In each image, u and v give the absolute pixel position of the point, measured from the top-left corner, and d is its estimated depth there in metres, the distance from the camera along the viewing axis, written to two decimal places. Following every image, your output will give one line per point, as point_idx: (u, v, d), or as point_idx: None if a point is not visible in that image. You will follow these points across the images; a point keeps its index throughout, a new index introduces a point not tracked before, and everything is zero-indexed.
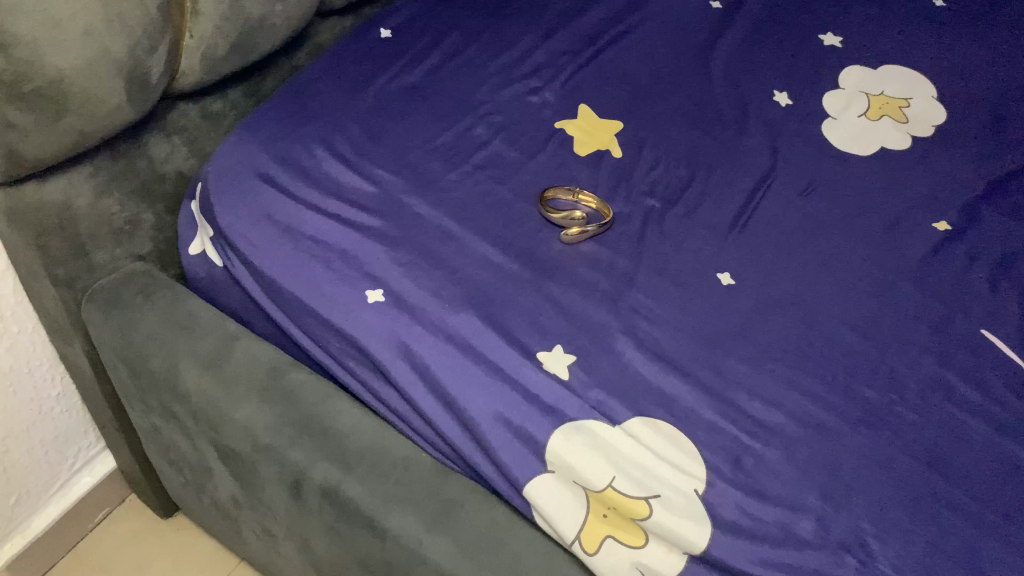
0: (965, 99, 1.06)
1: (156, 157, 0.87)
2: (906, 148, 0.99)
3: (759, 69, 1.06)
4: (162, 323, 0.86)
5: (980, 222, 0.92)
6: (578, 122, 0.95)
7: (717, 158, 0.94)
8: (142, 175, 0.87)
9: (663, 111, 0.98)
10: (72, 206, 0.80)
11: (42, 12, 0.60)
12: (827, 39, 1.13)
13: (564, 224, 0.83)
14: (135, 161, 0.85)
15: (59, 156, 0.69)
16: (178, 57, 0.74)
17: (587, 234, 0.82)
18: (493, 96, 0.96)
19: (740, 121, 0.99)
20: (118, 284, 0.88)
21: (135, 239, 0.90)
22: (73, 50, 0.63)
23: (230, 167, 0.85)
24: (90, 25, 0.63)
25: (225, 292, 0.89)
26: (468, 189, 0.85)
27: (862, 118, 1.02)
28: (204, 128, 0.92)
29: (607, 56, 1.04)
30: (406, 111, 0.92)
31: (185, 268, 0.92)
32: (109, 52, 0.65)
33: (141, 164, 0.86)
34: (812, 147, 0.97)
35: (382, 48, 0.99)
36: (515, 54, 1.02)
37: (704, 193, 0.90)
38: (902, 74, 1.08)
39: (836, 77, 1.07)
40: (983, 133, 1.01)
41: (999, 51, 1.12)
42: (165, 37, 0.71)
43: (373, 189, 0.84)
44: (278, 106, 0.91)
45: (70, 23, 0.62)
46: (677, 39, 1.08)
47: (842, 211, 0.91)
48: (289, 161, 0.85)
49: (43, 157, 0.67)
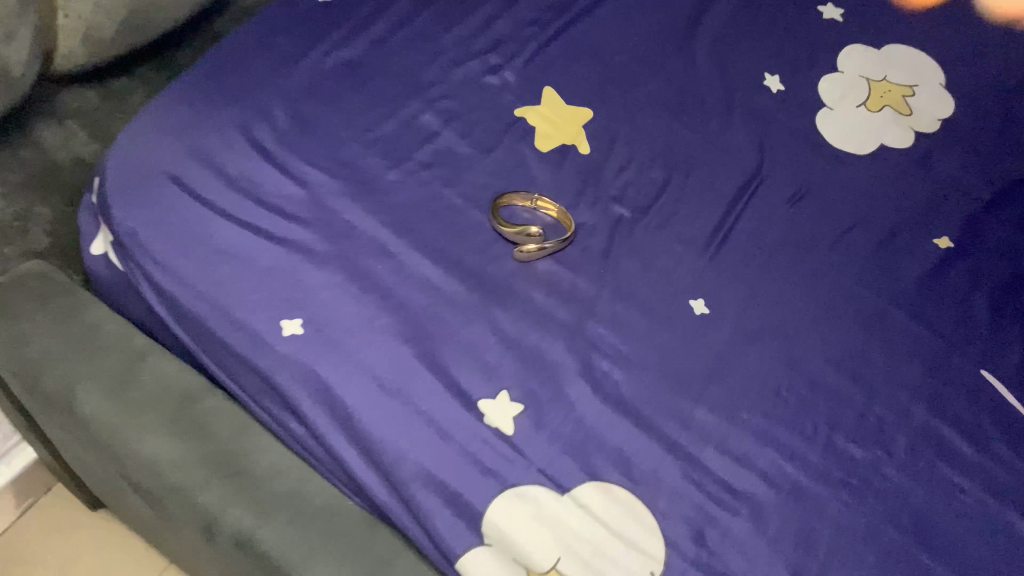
0: (974, 90, 0.95)
1: (45, 143, 0.83)
2: (909, 147, 0.88)
3: (749, 48, 0.95)
4: (58, 334, 0.75)
5: (985, 238, 0.82)
6: (542, 108, 0.84)
7: (697, 157, 0.83)
8: (33, 165, 0.81)
9: (639, 98, 0.87)
10: None
11: None
12: (827, 11, 1.01)
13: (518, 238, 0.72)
14: (18, 151, 0.81)
15: None
16: (50, 37, 0.74)
17: (544, 253, 0.71)
18: (446, 77, 0.84)
19: (726, 111, 0.88)
20: (10, 287, 0.76)
21: (31, 236, 0.79)
22: None
23: (133, 163, 0.73)
24: None
25: (132, 301, 0.78)
26: (410, 191, 0.74)
27: (860, 108, 0.91)
28: (103, 108, 0.88)
29: (578, 30, 0.92)
30: (342, 91, 0.80)
31: (91, 268, 0.80)
32: None
33: (26, 153, 0.81)
34: (803, 144, 0.87)
35: (320, 15, 0.86)
36: (474, 25, 0.89)
37: (681, 200, 0.79)
38: (906, 57, 0.97)
39: (835, 58, 0.96)
40: (991, 132, 0.91)
41: (1013, 33, 1.01)
42: (27, 21, 0.69)
43: (300, 190, 0.72)
44: (194, 84, 0.78)
45: None
46: (659, 9, 0.96)
47: (834, 221, 0.81)
48: (202, 154, 0.73)
49: None
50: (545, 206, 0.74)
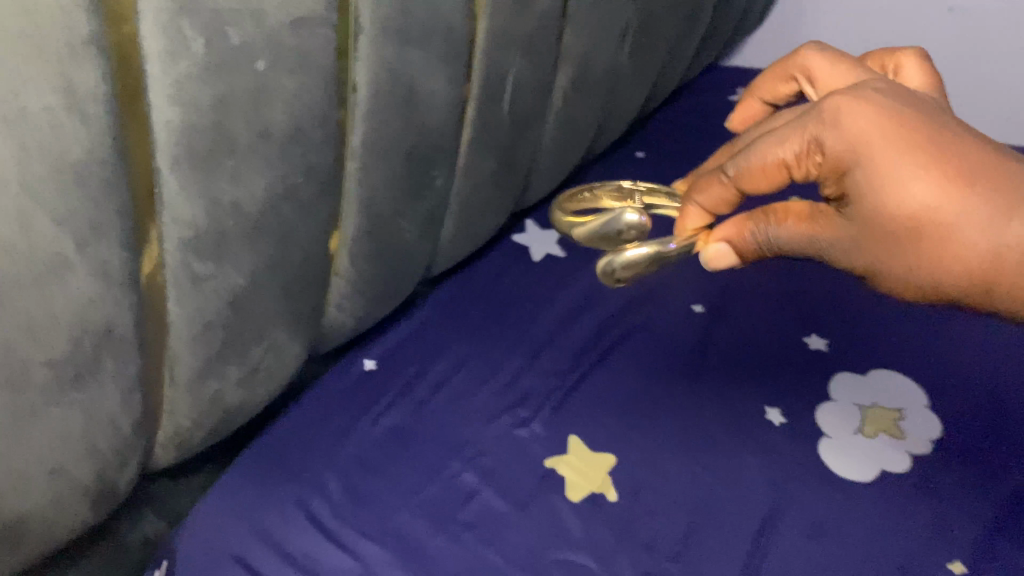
0: (962, 409, 1.03)
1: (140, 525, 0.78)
2: (907, 472, 0.95)
3: (753, 381, 1.02)
4: None
5: (997, 563, 0.88)
6: (571, 458, 0.89)
7: (717, 500, 0.88)
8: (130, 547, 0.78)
9: (660, 438, 0.93)
10: None
11: (39, 490, 0.56)
12: (813, 342, 1.09)
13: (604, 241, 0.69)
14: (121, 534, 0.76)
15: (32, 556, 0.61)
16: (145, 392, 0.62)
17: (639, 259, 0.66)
18: (482, 432, 0.90)
19: (736, 444, 0.94)
20: None
21: None
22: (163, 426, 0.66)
23: (204, 548, 0.76)
24: (142, 416, 0.62)
25: None
26: (457, 557, 0.78)
27: (860, 434, 0.98)
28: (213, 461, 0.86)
29: (599, 375, 0.99)
30: (388, 458, 0.85)
31: None
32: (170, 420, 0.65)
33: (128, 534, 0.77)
34: (814, 478, 0.93)
35: (368, 382, 0.93)
36: (504, 378, 0.96)
37: (707, 544, 0.84)
38: (891, 382, 1.05)
39: (826, 386, 1.04)
40: (979, 446, 0.99)
41: (987, 351, 1.12)
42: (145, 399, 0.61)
43: (354, 562, 0.77)
44: (257, 460, 0.83)
45: (124, 422, 0.59)
46: (668, 343, 1.05)
47: (851, 558, 0.86)
48: (261, 528, 0.78)
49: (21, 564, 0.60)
50: (657, 202, 0.75)
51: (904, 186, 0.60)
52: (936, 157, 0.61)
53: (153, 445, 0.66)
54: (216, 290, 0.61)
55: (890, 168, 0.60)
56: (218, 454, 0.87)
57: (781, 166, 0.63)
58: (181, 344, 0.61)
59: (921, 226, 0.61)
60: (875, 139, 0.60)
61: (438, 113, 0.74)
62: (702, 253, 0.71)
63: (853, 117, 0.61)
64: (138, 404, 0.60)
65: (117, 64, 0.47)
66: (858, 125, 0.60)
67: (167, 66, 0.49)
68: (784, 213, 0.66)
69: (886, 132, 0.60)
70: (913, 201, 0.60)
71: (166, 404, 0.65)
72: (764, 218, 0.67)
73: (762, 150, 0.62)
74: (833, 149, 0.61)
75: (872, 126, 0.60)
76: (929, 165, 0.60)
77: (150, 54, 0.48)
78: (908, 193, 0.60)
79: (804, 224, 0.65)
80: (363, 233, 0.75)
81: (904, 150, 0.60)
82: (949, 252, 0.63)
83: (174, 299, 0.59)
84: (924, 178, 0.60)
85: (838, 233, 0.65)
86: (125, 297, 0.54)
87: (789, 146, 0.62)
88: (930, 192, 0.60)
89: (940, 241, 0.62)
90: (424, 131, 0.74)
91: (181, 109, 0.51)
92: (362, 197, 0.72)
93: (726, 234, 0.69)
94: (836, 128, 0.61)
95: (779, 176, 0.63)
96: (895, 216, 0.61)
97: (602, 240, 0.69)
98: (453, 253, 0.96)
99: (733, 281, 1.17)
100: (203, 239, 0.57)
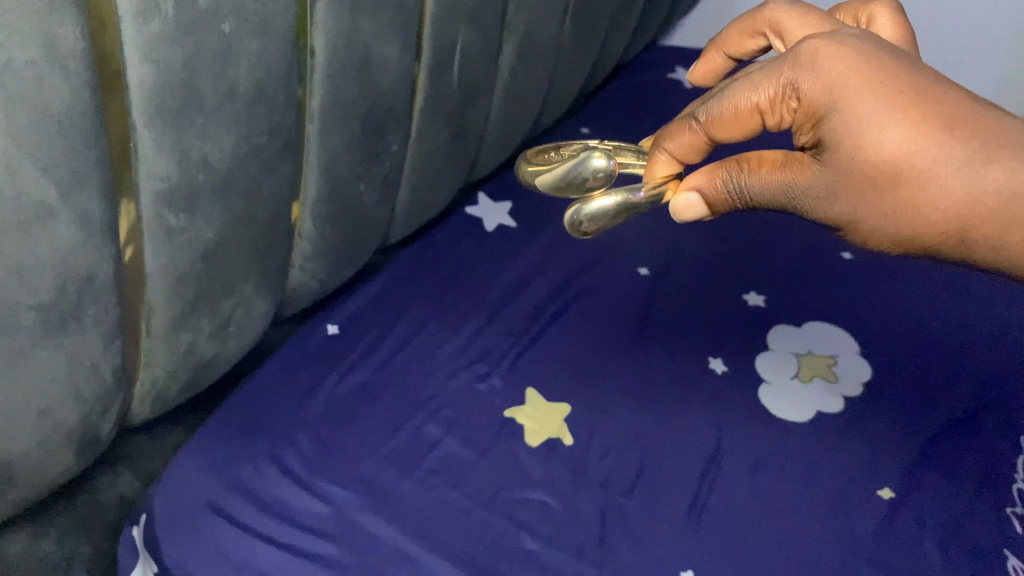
0: (889, 353, 1.11)
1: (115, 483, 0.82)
2: (840, 411, 1.02)
3: (697, 334, 1.09)
4: None
5: (922, 489, 0.96)
6: (528, 408, 0.95)
7: (667, 441, 0.95)
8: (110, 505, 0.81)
9: (611, 387, 0.99)
10: (26, 554, 0.73)
11: (29, 434, 0.59)
12: (752, 298, 1.16)
13: (579, 189, 0.73)
14: (97, 490, 0.80)
15: (21, 502, 0.64)
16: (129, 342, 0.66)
17: (610, 209, 0.70)
18: (444, 387, 0.95)
19: (682, 391, 1.01)
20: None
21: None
22: (141, 378, 0.70)
23: (179, 500, 0.80)
24: (122, 366, 0.65)
25: None
26: (423, 499, 0.84)
27: (796, 379, 1.05)
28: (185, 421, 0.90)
29: (553, 333, 1.04)
30: (354, 412, 0.90)
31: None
32: (147, 373, 0.69)
33: (104, 490, 0.81)
34: (754, 418, 1.00)
35: (331, 345, 0.97)
36: (463, 338, 1.01)
37: (658, 482, 0.90)
38: (825, 332, 1.13)
39: (765, 336, 1.11)
40: (905, 385, 1.07)
41: (912, 301, 1.20)
42: (124, 350, 0.65)
43: (325, 506, 0.82)
44: (228, 418, 0.87)
45: (105, 370, 0.63)
46: (617, 302, 1.11)
47: (789, 487, 0.93)
48: (234, 478, 0.82)
49: (10, 510, 0.64)
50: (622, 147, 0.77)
51: (882, 130, 0.57)
52: (917, 101, 0.57)
53: (131, 397, 0.70)
54: (188, 243, 0.65)
55: (866, 109, 0.57)
56: (186, 418, 0.90)
57: (746, 114, 0.59)
58: (156, 294, 0.65)
59: (900, 174, 0.58)
60: (850, 81, 0.57)
61: (392, 79, 0.78)
62: (672, 204, 0.68)
63: (827, 58, 0.58)
64: (118, 353, 0.64)
65: (95, 24, 0.51)
66: (832, 67, 0.57)
67: (140, 26, 0.52)
68: (757, 163, 0.63)
69: (862, 75, 0.57)
70: (889, 144, 0.57)
71: (143, 356, 0.68)
72: (735, 171, 0.64)
73: (728, 97, 0.60)
74: (807, 93, 0.58)
75: (847, 68, 0.57)
76: (910, 107, 0.57)
77: (123, 13, 0.51)
78: (886, 136, 0.57)
79: (775, 174, 0.63)
80: (323, 194, 0.79)
81: (883, 93, 0.57)
82: (935, 203, 0.59)
83: (150, 252, 0.62)
84: (903, 120, 0.57)
85: (813, 183, 0.61)
86: (106, 247, 0.58)
87: (762, 91, 0.59)
88: (910, 136, 0.57)
89: (922, 187, 0.58)
90: (379, 96, 0.78)
91: (154, 67, 0.55)
92: (322, 159, 0.76)
93: (697, 184, 0.66)
94: (810, 68, 0.58)
95: (749, 125, 0.60)
96: (873, 161, 0.58)
97: (571, 188, 0.73)
98: (409, 221, 1.01)
99: (677, 243, 1.23)
100: (175, 193, 0.61)
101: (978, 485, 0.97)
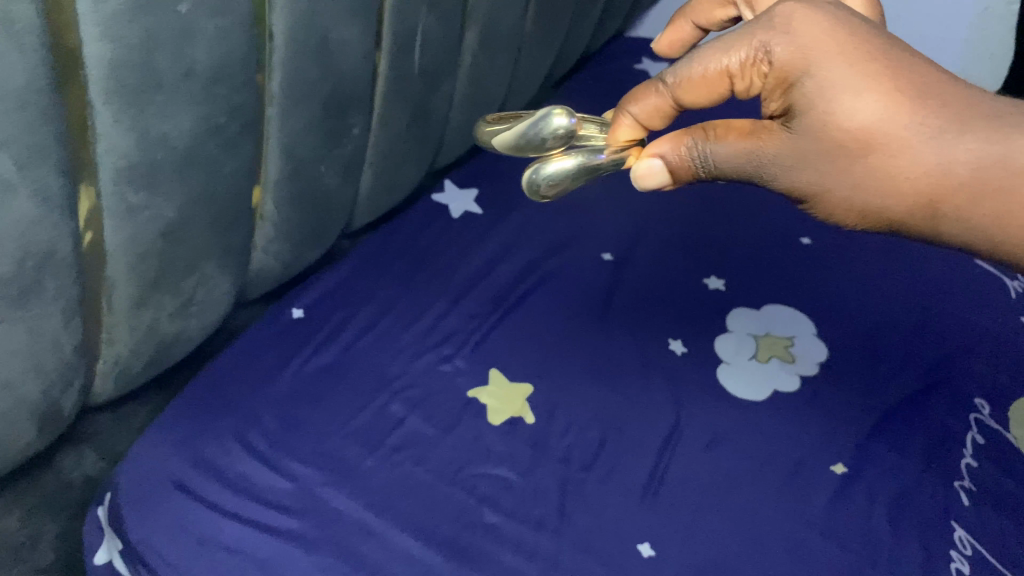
0: (844, 334, 1.14)
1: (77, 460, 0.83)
2: (796, 390, 1.05)
3: (658, 316, 1.11)
4: None
5: (874, 462, 0.99)
6: (491, 387, 0.96)
7: (627, 418, 0.97)
8: (71, 482, 0.83)
9: (573, 367, 1.01)
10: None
11: None
12: (712, 282, 1.19)
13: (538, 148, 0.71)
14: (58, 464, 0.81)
15: None
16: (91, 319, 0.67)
17: (569, 173, 0.71)
18: (409, 367, 0.96)
19: (643, 371, 1.03)
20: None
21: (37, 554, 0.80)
22: (104, 355, 0.71)
23: (144, 477, 0.81)
24: (84, 341, 0.67)
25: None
26: (387, 475, 0.86)
27: (754, 359, 1.08)
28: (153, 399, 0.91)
29: (517, 314, 1.06)
30: (320, 392, 0.92)
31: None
32: (110, 349, 0.71)
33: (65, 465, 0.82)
34: (713, 396, 1.02)
35: (297, 327, 0.98)
36: (428, 320, 1.03)
37: (618, 457, 0.92)
38: (783, 314, 1.16)
39: (725, 318, 1.13)
40: (859, 365, 1.10)
41: (868, 284, 1.23)
42: (86, 326, 0.66)
43: (289, 483, 0.83)
44: (193, 397, 0.88)
45: (67, 345, 0.65)
46: (581, 285, 1.13)
47: (745, 461, 0.96)
48: (199, 456, 0.83)
49: None
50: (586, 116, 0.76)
51: (850, 91, 0.59)
52: (885, 67, 0.60)
53: (94, 373, 0.71)
54: (149, 221, 0.66)
55: (834, 71, 0.60)
56: (154, 399, 0.91)
57: (717, 75, 0.63)
58: (117, 271, 0.66)
59: (863, 138, 0.60)
60: (821, 44, 0.60)
61: (352, 62, 0.80)
62: (633, 169, 0.70)
63: (799, 24, 0.61)
64: (80, 327, 0.65)
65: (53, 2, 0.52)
66: (803, 32, 0.61)
67: (97, 5, 0.53)
68: (725, 131, 0.66)
69: (833, 39, 0.60)
70: (854, 106, 0.59)
71: (106, 333, 0.70)
72: (702, 137, 0.67)
73: (702, 59, 0.64)
74: (779, 56, 0.61)
75: (818, 33, 0.61)
76: (878, 72, 0.60)
77: None
78: (851, 98, 0.59)
79: (744, 139, 0.65)
80: (285, 176, 0.80)
81: (852, 57, 0.60)
82: (896, 170, 0.61)
83: (111, 229, 0.64)
84: (870, 83, 0.59)
85: (779, 149, 0.64)
86: (66, 221, 0.59)
87: (734, 54, 0.62)
88: (875, 100, 0.59)
89: (884, 152, 0.60)
90: (339, 78, 0.80)
91: (112, 46, 0.56)
92: (282, 141, 0.77)
93: (662, 151, 0.68)
94: (782, 33, 0.61)
95: (719, 86, 0.64)
96: (837, 123, 0.60)
97: (526, 148, 0.71)
98: (373, 205, 1.02)
99: (640, 228, 1.26)
100: (135, 170, 0.63)
101: (927, 459, 1.00)
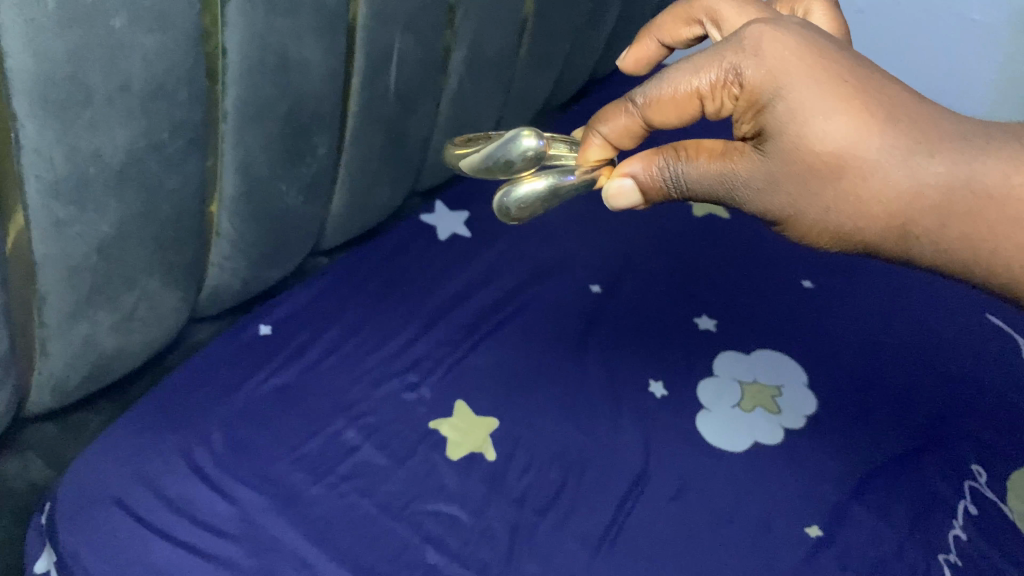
0: (836, 386, 1.09)
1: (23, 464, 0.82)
2: (778, 442, 1.00)
3: (639, 354, 1.07)
4: None
5: (853, 526, 0.93)
6: (453, 419, 0.93)
7: (592, 460, 0.93)
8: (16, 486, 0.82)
9: (541, 403, 0.98)
10: None
11: None
12: (703, 322, 1.14)
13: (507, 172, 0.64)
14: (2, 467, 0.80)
15: None
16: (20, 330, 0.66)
17: (539, 198, 0.65)
18: (369, 393, 0.94)
19: (614, 412, 0.99)
20: None
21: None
22: (36, 367, 0.70)
23: (85, 491, 0.79)
24: (11, 352, 0.66)
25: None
26: (330, 504, 0.83)
27: (736, 407, 1.03)
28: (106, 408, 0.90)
29: (490, 344, 1.03)
30: (273, 413, 0.90)
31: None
32: (43, 361, 0.70)
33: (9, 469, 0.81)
34: (686, 444, 0.98)
35: (260, 343, 0.96)
36: (396, 345, 1.00)
37: (577, 502, 0.89)
38: (774, 361, 1.11)
39: (710, 361, 1.09)
40: (849, 420, 1.05)
41: (869, 333, 1.18)
42: (14, 338, 0.65)
43: (229, 507, 0.81)
44: (145, 411, 0.87)
45: None
46: (563, 317, 1.09)
47: (712, 516, 0.91)
48: (142, 472, 0.82)
49: None
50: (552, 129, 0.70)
51: (820, 114, 0.55)
52: (857, 91, 0.55)
53: (26, 384, 0.70)
54: (81, 235, 0.65)
55: (802, 93, 0.55)
56: (106, 409, 0.89)
57: (687, 96, 0.59)
58: (48, 283, 0.65)
59: (834, 164, 0.56)
60: (790, 66, 0.56)
61: (315, 81, 0.78)
62: (605, 189, 0.66)
63: (769, 43, 0.57)
64: (5, 339, 0.64)
65: None
66: (772, 52, 0.57)
67: (18, 17, 0.52)
68: (695, 151, 0.62)
69: (803, 61, 0.56)
70: (824, 130, 0.55)
71: (38, 345, 0.68)
72: (672, 157, 0.63)
73: (671, 78, 0.59)
74: (748, 78, 0.57)
75: (788, 53, 0.56)
76: (849, 94, 0.55)
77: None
78: (821, 122, 0.55)
79: (715, 160, 0.61)
80: (240, 193, 0.79)
81: (822, 79, 0.56)
82: (869, 198, 0.56)
83: (37, 240, 0.62)
84: (840, 108, 0.55)
85: (750, 171, 0.60)
86: None
87: (703, 74, 0.58)
88: (845, 125, 0.55)
89: (856, 179, 0.56)
90: (300, 96, 0.78)
91: (37, 59, 0.54)
92: (236, 156, 0.76)
93: (634, 169, 0.64)
94: (751, 53, 0.57)
95: (690, 108, 0.60)
96: (807, 148, 0.56)
97: (493, 170, 0.64)
98: (348, 222, 1.00)
99: (633, 261, 1.22)
100: (64, 183, 0.61)
101: (911, 527, 0.94)
